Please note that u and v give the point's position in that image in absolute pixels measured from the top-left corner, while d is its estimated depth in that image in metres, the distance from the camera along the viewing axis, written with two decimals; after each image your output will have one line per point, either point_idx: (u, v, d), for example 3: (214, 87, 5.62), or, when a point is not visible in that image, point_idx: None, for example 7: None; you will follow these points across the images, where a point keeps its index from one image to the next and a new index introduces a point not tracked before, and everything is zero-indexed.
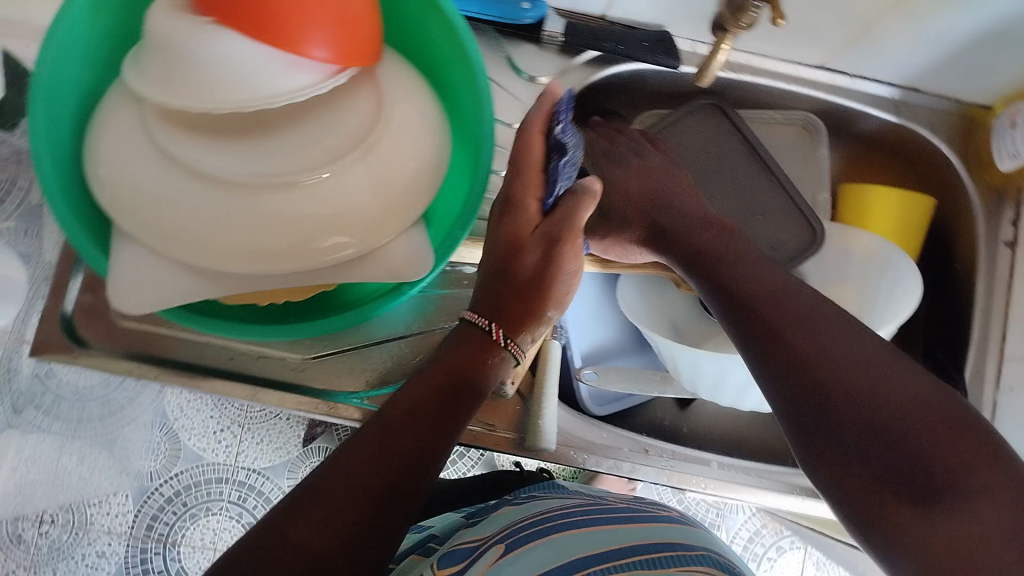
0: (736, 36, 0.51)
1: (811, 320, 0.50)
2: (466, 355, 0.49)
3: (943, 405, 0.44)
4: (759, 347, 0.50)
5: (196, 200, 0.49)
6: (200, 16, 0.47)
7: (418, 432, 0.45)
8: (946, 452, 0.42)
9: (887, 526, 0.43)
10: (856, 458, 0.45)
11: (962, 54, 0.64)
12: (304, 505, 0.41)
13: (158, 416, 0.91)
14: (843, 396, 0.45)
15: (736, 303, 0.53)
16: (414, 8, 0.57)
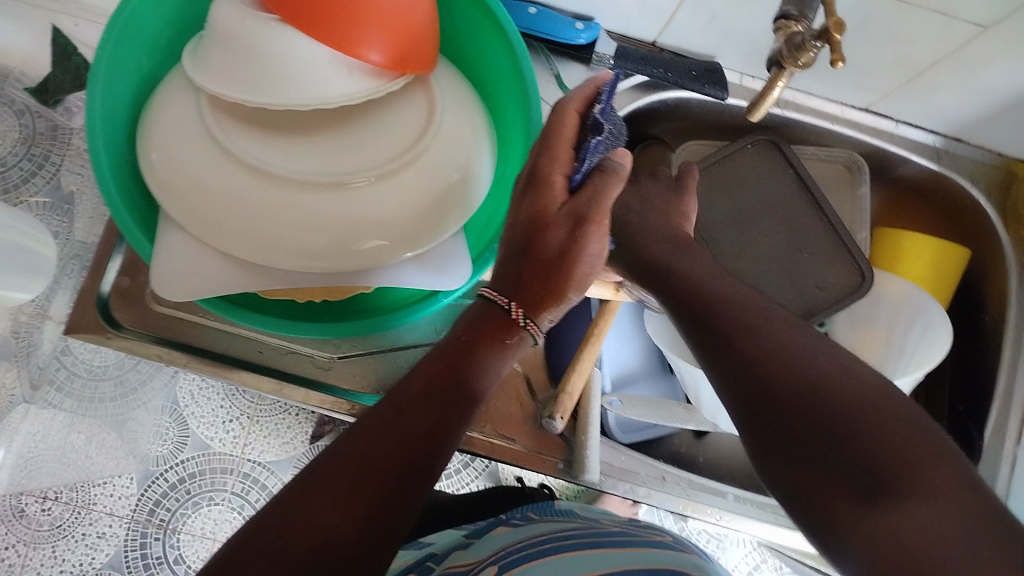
0: (791, 73, 0.51)
1: (765, 312, 0.44)
2: (484, 333, 0.46)
3: (899, 404, 0.36)
4: (702, 342, 0.44)
5: (244, 192, 0.49)
6: (265, 13, 0.48)
7: (434, 408, 0.43)
8: (893, 441, 0.35)
9: (834, 525, 0.35)
10: (797, 452, 0.37)
11: (1012, 108, 0.63)
12: (317, 480, 0.39)
13: (168, 401, 0.89)
14: (784, 381, 0.39)
15: (682, 306, 0.47)
16: (473, 17, 0.57)
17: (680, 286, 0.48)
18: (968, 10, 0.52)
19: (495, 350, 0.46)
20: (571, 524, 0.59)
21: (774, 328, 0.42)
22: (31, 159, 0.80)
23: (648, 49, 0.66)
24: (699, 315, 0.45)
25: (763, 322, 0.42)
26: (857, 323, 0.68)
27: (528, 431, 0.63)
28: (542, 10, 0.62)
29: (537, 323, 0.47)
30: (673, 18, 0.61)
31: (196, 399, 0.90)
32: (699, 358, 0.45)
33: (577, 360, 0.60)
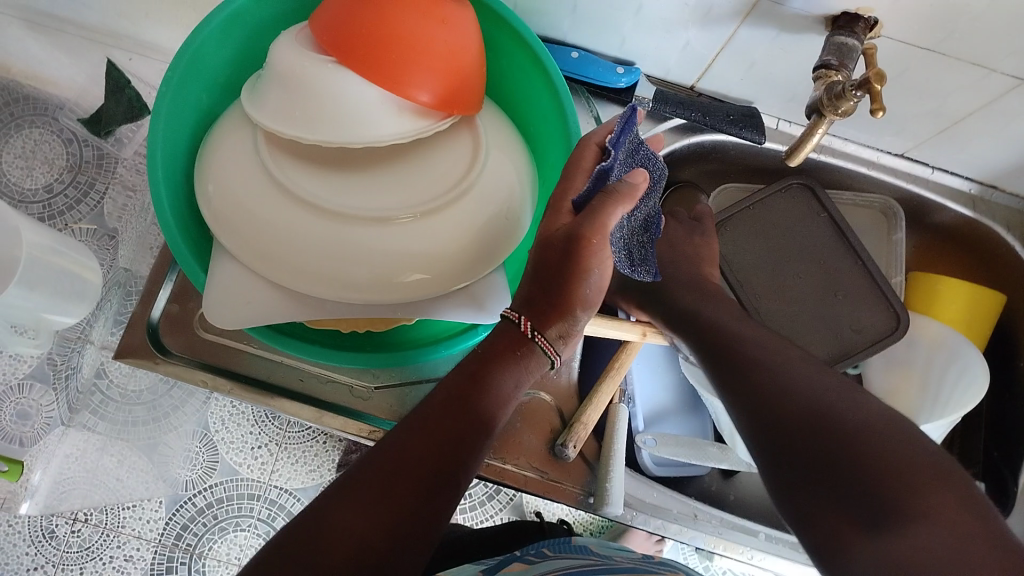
0: (830, 121, 0.52)
1: (811, 385, 0.48)
2: (498, 350, 0.50)
3: (910, 436, 0.42)
4: (756, 415, 0.49)
5: (293, 224, 0.51)
6: (323, 56, 0.50)
7: (457, 420, 0.47)
8: (898, 464, 0.40)
9: (844, 552, 0.40)
10: (812, 492, 0.43)
11: None
12: (352, 486, 0.43)
13: (200, 426, 0.87)
14: (809, 424, 0.45)
15: (742, 373, 0.52)
16: (518, 59, 0.59)
17: (741, 360, 0.53)
18: (1008, 65, 0.53)
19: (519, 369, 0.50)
20: (591, 560, 0.59)
21: (818, 398, 0.46)
22: (76, 186, 0.82)
23: (686, 94, 0.67)
24: (753, 390, 0.50)
25: (812, 395, 0.47)
26: (893, 368, 0.69)
27: (555, 463, 0.63)
28: (585, 55, 0.64)
29: (545, 335, 0.50)
30: (712, 65, 0.62)
31: (227, 425, 0.88)
32: (749, 433, 0.49)
33: (594, 394, 0.63)
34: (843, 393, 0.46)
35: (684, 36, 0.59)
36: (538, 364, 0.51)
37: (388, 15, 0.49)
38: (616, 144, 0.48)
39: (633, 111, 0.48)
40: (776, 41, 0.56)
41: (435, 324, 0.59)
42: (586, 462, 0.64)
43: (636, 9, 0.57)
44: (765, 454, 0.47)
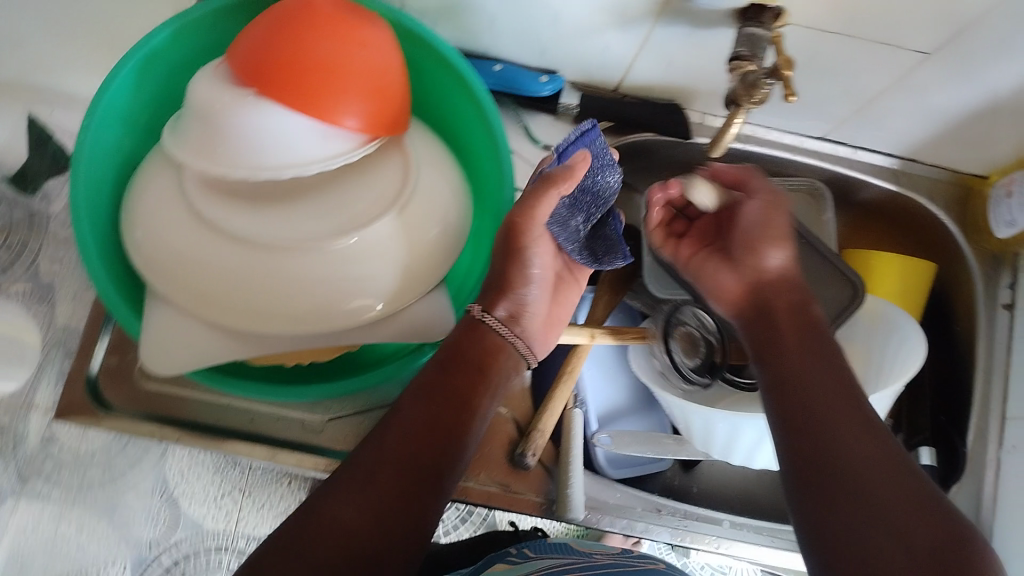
0: (747, 110, 0.54)
1: (863, 430, 0.48)
2: (464, 343, 0.53)
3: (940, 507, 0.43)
4: (796, 438, 0.49)
5: (226, 260, 0.50)
6: (242, 88, 0.50)
7: (432, 424, 0.49)
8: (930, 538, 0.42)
9: None
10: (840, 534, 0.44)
11: (961, 128, 0.66)
12: (336, 488, 0.44)
13: (158, 481, 0.78)
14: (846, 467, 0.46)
15: (792, 390, 0.51)
16: (441, 80, 0.60)
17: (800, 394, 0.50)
18: (912, 40, 0.55)
19: (486, 371, 0.53)
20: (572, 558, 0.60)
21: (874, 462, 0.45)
22: (9, 249, 0.78)
23: (611, 96, 0.68)
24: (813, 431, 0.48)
25: (871, 455, 0.46)
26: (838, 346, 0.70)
27: (519, 474, 0.64)
28: (507, 67, 0.65)
29: (494, 316, 0.55)
30: (632, 65, 0.63)
31: (185, 478, 0.78)
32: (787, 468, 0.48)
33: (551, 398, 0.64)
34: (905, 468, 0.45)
35: (601, 39, 0.60)
36: (507, 357, 0.55)
37: (303, 41, 0.49)
38: (564, 150, 0.55)
39: (585, 127, 0.55)
40: (689, 37, 0.58)
41: (385, 347, 0.59)
42: (545, 470, 0.65)
43: (552, 19, 0.58)
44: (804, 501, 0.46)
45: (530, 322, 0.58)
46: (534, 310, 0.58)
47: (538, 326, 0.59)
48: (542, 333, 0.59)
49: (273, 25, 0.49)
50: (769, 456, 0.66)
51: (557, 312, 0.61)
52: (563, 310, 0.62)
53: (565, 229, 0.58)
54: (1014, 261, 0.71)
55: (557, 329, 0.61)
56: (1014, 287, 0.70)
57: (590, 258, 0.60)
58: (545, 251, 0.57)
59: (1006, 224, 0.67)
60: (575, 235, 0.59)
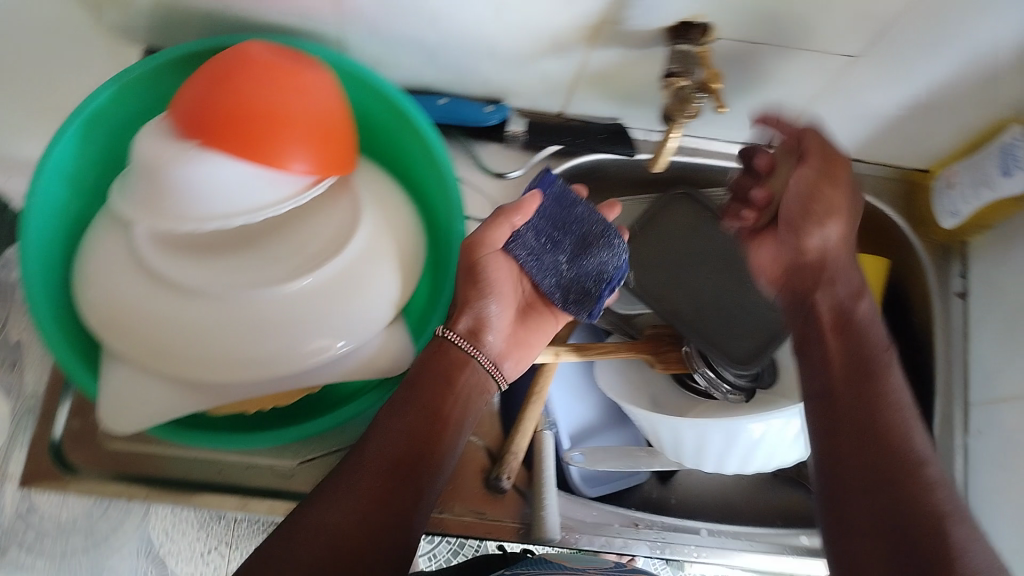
0: (683, 124, 0.55)
1: (905, 458, 0.50)
2: (442, 358, 0.54)
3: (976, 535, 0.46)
4: (843, 466, 0.51)
5: (178, 314, 0.50)
6: (185, 140, 0.50)
7: (416, 430, 0.51)
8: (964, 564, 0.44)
9: None
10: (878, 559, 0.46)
11: (897, 126, 0.67)
12: (323, 495, 0.46)
13: (143, 541, 0.77)
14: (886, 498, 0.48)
15: (837, 413, 0.53)
16: (386, 119, 0.61)
17: (858, 421, 0.52)
18: (836, 45, 0.56)
19: (452, 382, 0.54)
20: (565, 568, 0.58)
21: (923, 499, 0.47)
22: None
23: (556, 120, 0.69)
24: (866, 463, 0.50)
25: (928, 497, 0.47)
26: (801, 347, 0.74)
27: (496, 500, 0.64)
28: (452, 100, 0.66)
29: (456, 331, 0.56)
30: (573, 88, 0.64)
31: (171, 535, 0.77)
32: (830, 500, 0.51)
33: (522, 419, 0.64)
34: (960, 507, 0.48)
35: (539, 66, 0.61)
36: (473, 371, 0.55)
37: (243, 91, 0.50)
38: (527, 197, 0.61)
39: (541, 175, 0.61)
40: (622, 57, 0.59)
41: (348, 386, 0.59)
42: (519, 494, 0.65)
43: (488, 51, 0.59)
44: (852, 532, 0.49)
45: (494, 337, 0.57)
46: (499, 325, 0.58)
47: (503, 343, 0.58)
48: (511, 352, 0.59)
49: (212, 77, 0.50)
50: (740, 458, 0.66)
51: (523, 331, 0.60)
52: (535, 335, 0.60)
53: (539, 263, 0.60)
54: (962, 250, 0.73)
55: (532, 348, 0.60)
56: (965, 275, 0.72)
57: (563, 293, 0.60)
58: (505, 273, 0.58)
59: (950, 215, 0.68)
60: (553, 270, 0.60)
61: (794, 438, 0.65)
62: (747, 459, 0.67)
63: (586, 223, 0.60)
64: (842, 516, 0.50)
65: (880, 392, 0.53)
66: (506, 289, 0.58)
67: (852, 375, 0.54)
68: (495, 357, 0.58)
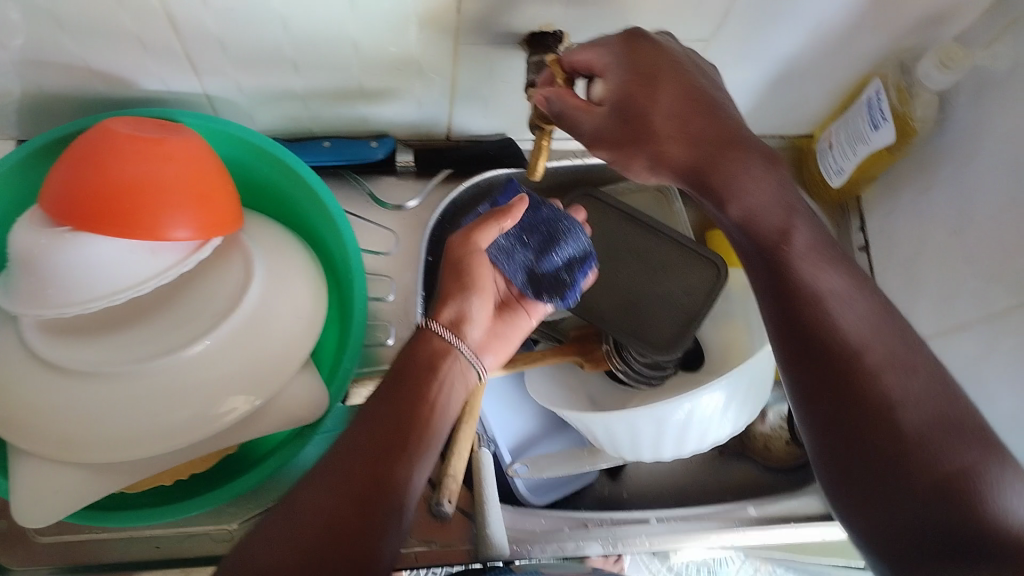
0: (552, 132, 0.55)
1: (879, 347, 0.48)
2: (424, 355, 0.55)
3: (960, 420, 0.45)
4: (812, 372, 0.49)
5: (72, 400, 0.49)
6: (57, 227, 0.49)
7: (398, 413, 0.50)
8: (951, 456, 0.44)
9: (887, 509, 0.46)
10: (870, 468, 0.47)
11: (771, 96, 0.69)
12: (313, 487, 0.46)
13: None
14: (872, 397, 0.47)
15: (789, 312, 0.50)
16: (267, 172, 0.61)
17: (799, 325, 0.49)
18: (687, 32, 0.58)
19: (436, 367, 0.54)
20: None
21: (875, 401, 0.47)
22: None
23: (444, 144, 0.70)
24: (817, 375, 0.49)
25: (897, 391, 0.47)
26: (720, 324, 0.75)
27: (443, 527, 0.65)
28: (336, 141, 0.66)
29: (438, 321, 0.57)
30: (450, 111, 0.65)
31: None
32: (802, 410, 0.51)
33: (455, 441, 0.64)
34: (917, 389, 0.47)
35: (409, 95, 0.62)
36: (457, 360, 0.56)
37: (110, 166, 0.49)
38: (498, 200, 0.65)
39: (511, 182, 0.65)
40: (487, 74, 0.60)
41: (271, 441, 0.60)
42: (464, 515, 0.66)
43: (357, 87, 0.60)
44: (825, 445, 0.49)
45: (475, 328, 0.59)
46: (478, 318, 0.59)
47: (483, 337, 0.60)
48: (490, 345, 0.61)
49: (78, 160, 0.49)
50: (675, 442, 0.67)
51: (501, 325, 0.62)
52: (514, 329, 0.62)
53: (510, 259, 0.63)
54: (857, 205, 0.75)
55: (510, 342, 0.62)
56: (864, 228, 0.74)
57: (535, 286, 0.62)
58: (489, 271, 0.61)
59: (835, 173, 0.70)
60: (523, 265, 0.63)
61: (721, 411, 0.66)
62: (681, 442, 0.68)
63: (551, 222, 0.63)
64: (826, 422, 0.49)
65: (810, 278, 0.49)
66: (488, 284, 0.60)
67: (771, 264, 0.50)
68: (477, 349, 0.59)
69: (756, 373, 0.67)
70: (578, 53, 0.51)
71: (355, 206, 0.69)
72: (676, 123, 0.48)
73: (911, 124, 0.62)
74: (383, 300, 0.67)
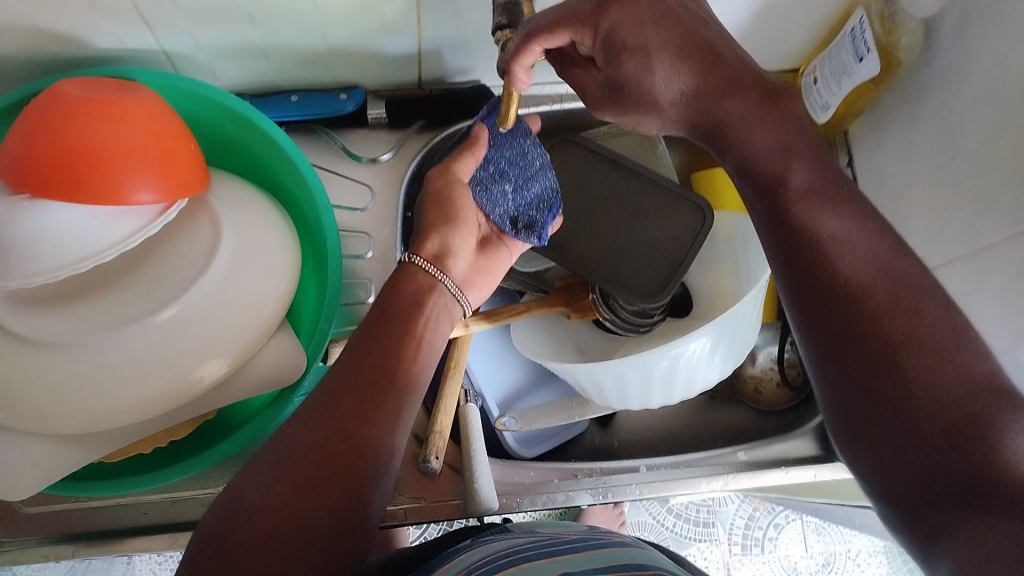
0: (521, 80, 0.51)
1: (889, 282, 0.43)
2: (408, 284, 0.55)
3: (972, 368, 0.40)
4: (812, 307, 0.46)
5: (39, 372, 0.48)
6: (14, 194, 0.47)
7: (387, 349, 0.50)
8: (961, 405, 0.39)
9: (883, 460, 0.42)
10: (874, 414, 0.42)
11: (752, 30, 0.66)
12: (303, 420, 0.46)
13: None
14: (875, 332, 0.42)
15: (792, 247, 0.47)
16: (232, 130, 0.59)
17: (799, 272, 0.46)
18: None
19: (421, 304, 0.54)
20: (534, 536, 0.57)
21: (878, 340, 0.42)
22: None
23: (416, 92, 0.68)
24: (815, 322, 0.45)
25: (907, 327, 0.42)
26: (708, 268, 0.73)
27: (431, 483, 0.64)
28: (304, 95, 0.64)
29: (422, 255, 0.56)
30: (419, 58, 0.63)
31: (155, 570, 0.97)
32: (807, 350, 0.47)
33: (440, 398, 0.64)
34: (920, 327, 0.41)
35: (375, 44, 0.60)
36: (441, 296, 0.56)
37: (62, 130, 0.47)
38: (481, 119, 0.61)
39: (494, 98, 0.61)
40: (453, 19, 0.58)
41: (254, 403, 0.60)
42: (454, 471, 0.65)
43: (319, 38, 0.58)
44: (829, 386, 0.45)
45: (459, 263, 0.58)
46: (462, 252, 0.59)
47: (466, 271, 0.59)
48: (474, 282, 0.60)
49: (30, 126, 0.48)
50: (662, 389, 0.67)
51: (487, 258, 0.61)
52: (496, 263, 0.62)
53: (490, 196, 0.60)
54: (845, 140, 0.73)
55: (493, 278, 0.62)
56: (852, 164, 0.73)
57: (512, 224, 0.62)
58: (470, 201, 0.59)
59: (821, 108, 0.67)
60: (501, 200, 0.61)
61: (708, 356, 0.65)
62: (670, 388, 0.67)
63: (533, 155, 0.60)
64: (829, 361, 0.45)
65: (806, 222, 0.46)
66: (470, 215, 0.59)
67: (774, 210, 0.48)
68: (460, 284, 0.59)
69: (743, 318, 0.65)
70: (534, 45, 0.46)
71: (328, 162, 0.68)
72: (680, 91, 0.49)
73: (896, 54, 0.61)
74: (361, 258, 0.66)
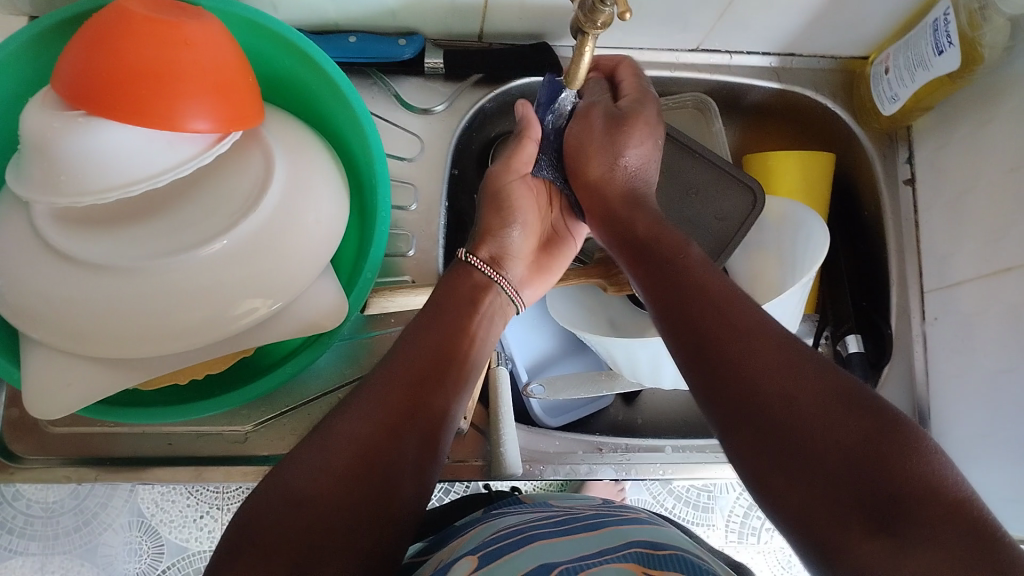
0: (595, 36, 0.49)
1: (771, 341, 0.42)
2: (456, 284, 0.57)
3: (854, 395, 0.39)
4: (721, 380, 0.42)
5: (83, 291, 0.48)
6: (72, 110, 0.46)
7: (439, 338, 0.52)
8: (863, 445, 0.37)
9: (853, 554, 0.35)
10: (811, 487, 0.37)
11: (827, 12, 0.65)
12: (358, 400, 0.47)
13: (135, 515, 0.83)
14: (776, 389, 0.40)
15: (676, 317, 0.46)
16: (289, 66, 0.58)
17: (691, 332, 0.45)
18: None
19: (476, 301, 0.57)
20: (547, 512, 0.56)
21: (776, 398, 0.40)
22: None
23: (476, 44, 0.66)
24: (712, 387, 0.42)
25: (803, 381, 0.40)
26: (752, 254, 0.72)
27: (457, 441, 0.64)
28: (362, 37, 0.63)
29: (478, 256, 0.59)
30: (487, 10, 0.61)
31: (162, 505, 0.83)
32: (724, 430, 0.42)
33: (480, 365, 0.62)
34: (810, 369, 0.41)
35: None
36: (496, 296, 0.59)
37: (121, 48, 0.46)
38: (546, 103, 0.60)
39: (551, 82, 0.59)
40: None
41: (288, 345, 0.59)
42: (479, 432, 0.65)
43: None
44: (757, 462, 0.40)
45: (516, 264, 0.62)
46: (519, 253, 0.62)
47: (522, 273, 0.63)
48: (530, 282, 0.63)
49: (90, 43, 0.46)
50: None
51: (544, 258, 0.65)
52: (556, 262, 0.65)
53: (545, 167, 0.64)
54: (907, 135, 0.72)
55: (546, 280, 0.65)
56: (911, 160, 0.71)
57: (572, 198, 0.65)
58: (528, 200, 0.63)
59: (889, 100, 0.67)
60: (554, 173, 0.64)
61: None
62: None
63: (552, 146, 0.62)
64: (762, 433, 0.40)
65: (696, 293, 0.47)
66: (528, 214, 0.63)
67: (667, 280, 0.49)
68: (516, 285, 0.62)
69: (788, 309, 0.64)
70: (600, 19, 0.46)
71: (379, 108, 0.66)
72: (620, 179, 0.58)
73: (979, 51, 0.59)
74: (406, 209, 0.65)
